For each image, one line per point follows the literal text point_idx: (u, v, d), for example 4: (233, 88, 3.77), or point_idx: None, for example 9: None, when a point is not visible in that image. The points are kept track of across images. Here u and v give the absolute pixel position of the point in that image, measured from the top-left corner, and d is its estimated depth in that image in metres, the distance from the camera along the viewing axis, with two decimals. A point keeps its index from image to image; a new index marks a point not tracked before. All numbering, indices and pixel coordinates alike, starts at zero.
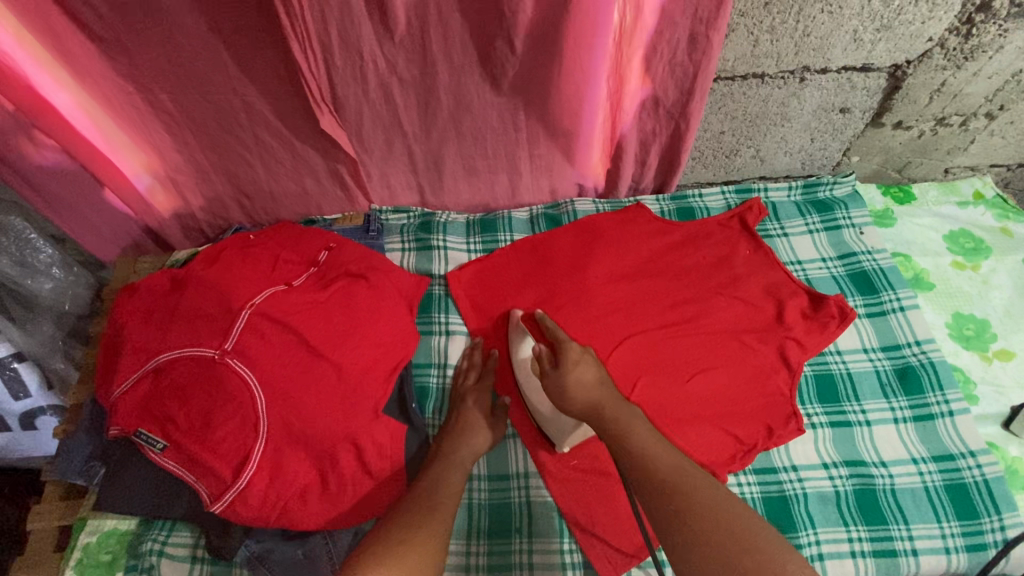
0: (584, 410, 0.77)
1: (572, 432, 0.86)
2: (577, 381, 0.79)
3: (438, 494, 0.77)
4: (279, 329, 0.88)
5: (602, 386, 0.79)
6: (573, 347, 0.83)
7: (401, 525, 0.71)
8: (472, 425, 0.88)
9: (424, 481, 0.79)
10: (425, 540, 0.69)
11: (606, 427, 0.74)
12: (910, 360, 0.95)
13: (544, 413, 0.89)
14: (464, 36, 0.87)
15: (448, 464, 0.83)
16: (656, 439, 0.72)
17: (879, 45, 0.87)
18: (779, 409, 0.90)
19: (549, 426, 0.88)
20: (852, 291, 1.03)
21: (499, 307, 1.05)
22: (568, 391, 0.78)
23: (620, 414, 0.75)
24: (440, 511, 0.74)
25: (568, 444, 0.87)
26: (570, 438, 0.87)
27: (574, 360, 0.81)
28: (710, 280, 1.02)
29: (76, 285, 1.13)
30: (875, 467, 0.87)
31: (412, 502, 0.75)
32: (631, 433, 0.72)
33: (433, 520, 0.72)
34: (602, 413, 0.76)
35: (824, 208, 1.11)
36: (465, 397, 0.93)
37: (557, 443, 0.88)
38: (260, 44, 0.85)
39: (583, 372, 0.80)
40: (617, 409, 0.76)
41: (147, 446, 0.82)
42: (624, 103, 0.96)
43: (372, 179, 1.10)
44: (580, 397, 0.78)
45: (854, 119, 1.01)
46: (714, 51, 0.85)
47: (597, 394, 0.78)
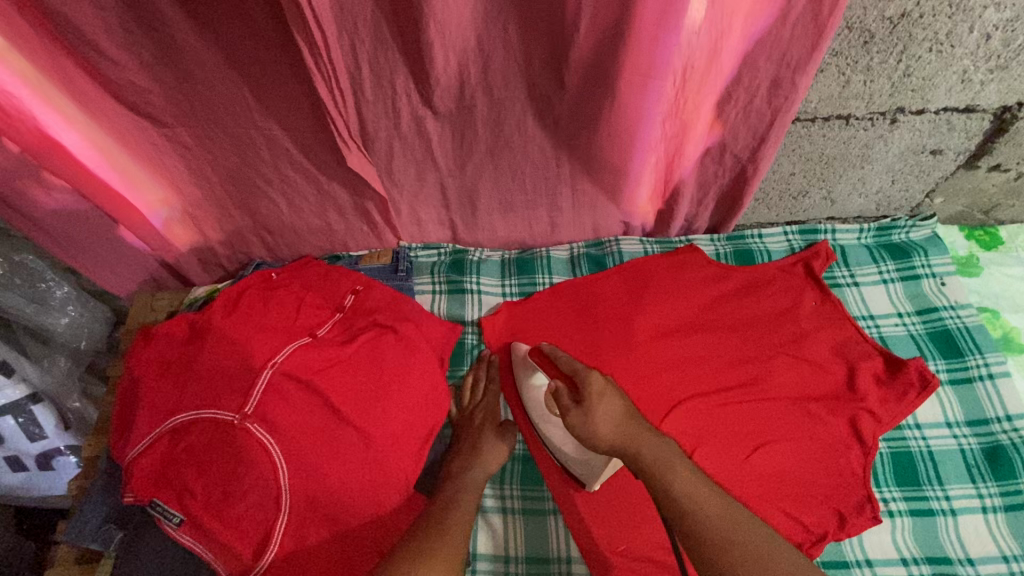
0: (616, 449, 0.67)
1: (603, 471, 0.78)
2: (604, 415, 0.68)
3: (447, 521, 0.72)
4: (302, 389, 0.82)
5: (633, 421, 0.68)
6: (594, 377, 0.72)
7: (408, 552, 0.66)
8: (483, 446, 0.85)
9: (435, 504, 0.75)
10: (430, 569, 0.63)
11: (642, 467, 0.64)
12: (1000, 438, 0.85)
13: (569, 453, 0.81)
14: (508, 68, 0.78)
15: (459, 490, 0.79)
16: (699, 480, 0.63)
17: (990, 86, 0.76)
18: (851, 493, 0.81)
19: (578, 467, 0.81)
20: (933, 354, 0.92)
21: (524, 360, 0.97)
22: (595, 430, 0.68)
23: (656, 452, 0.65)
24: (450, 534, 0.70)
25: (600, 481, 0.80)
26: (601, 476, 0.79)
27: (597, 393, 0.70)
28: (773, 337, 0.92)
29: (94, 321, 1.09)
30: (961, 565, 0.78)
31: (422, 527, 0.70)
32: (670, 473, 0.63)
33: (440, 546, 0.67)
34: (638, 451, 0.65)
35: (899, 254, 1.00)
36: (474, 416, 0.90)
37: (588, 483, 0.80)
38: (282, 79, 0.77)
39: (609, 406, 0.69)
40: (653, 444, 0.66)
41: (162, 519, 0.75)
42: (686, 150, 0.86)
43: (401, 215, 1.02)
44: (609, 432, 0.67)
45: (945, 161, 0.90)
46: (798, 95, 0.76)
47: (629, 428, 0.67)
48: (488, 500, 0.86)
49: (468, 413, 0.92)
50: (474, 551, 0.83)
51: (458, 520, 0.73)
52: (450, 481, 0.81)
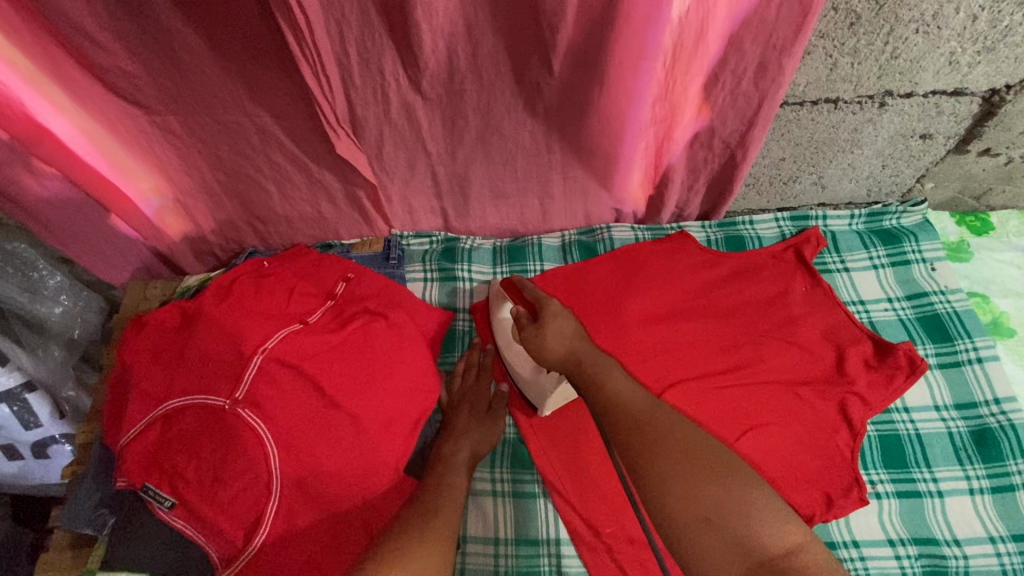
0: (561, 359, 0.73)
1: (553, 395, 0.84)
2: (554, 330, 0.76)
3: (437, 508, 0.71)
4: (294, 375, 0.82)
5: (579, 337, 0.75)
6: (551, 303, 0.80)
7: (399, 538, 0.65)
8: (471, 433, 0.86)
9: (426, 489, 0.75)
10: (422, 553, 0.63)
11: (579, 373, 0.70)
12: (988, 421, 0.86)
13: (524, 376, 0.88)
14: (496, 53, 0.78)
15: (449, 475, 0.78)
16: (628, 382, 0.69)
17: (978, 68, 0.76)
18: (839, 476, 0.82)
19: (530, 390, 0.87)
20: (922, 338, 0.93)
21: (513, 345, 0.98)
22: (543, 342, 0.75)
23: (593, 360, 0.71)
24: (442, 517, 0.70)
25: (550, 407, 0.86)
26: (550, 401, 0.85)
27: (553, 313, 0.78)
28: (763, 322, 0.93)
29: (87, 310, 1.09)
30: (947, 546, 0.78)
31: (414, 512, 0.70)
32: (605, 374, 0.69)
33: (434, 530, 0.67)
34: (579, 360, 0.72)
35: (890, 240, 1.00)
36: (463, 402, 0.90)
37: (538, 408, 0.86)
38: (271, 66, 0.77)
39: (561, 323, 0.77)
40: (591, 355, 0.72)
41: (154, 503, 0.76)
42: (674, 135, 0.87)
43: (392, 203, 1.02)
44: (557, 344, 0.74)
45: (934, 145, 0.90)
46: (785, 78, 0.76)
47: (575, 342, 0.74)
48: (478, 484, 0.87)
49: (457, 400, 0.91)
50: (465, 534, 0.83)
51: (448, 507, 0.72)
52: (438, 467, 0.80)
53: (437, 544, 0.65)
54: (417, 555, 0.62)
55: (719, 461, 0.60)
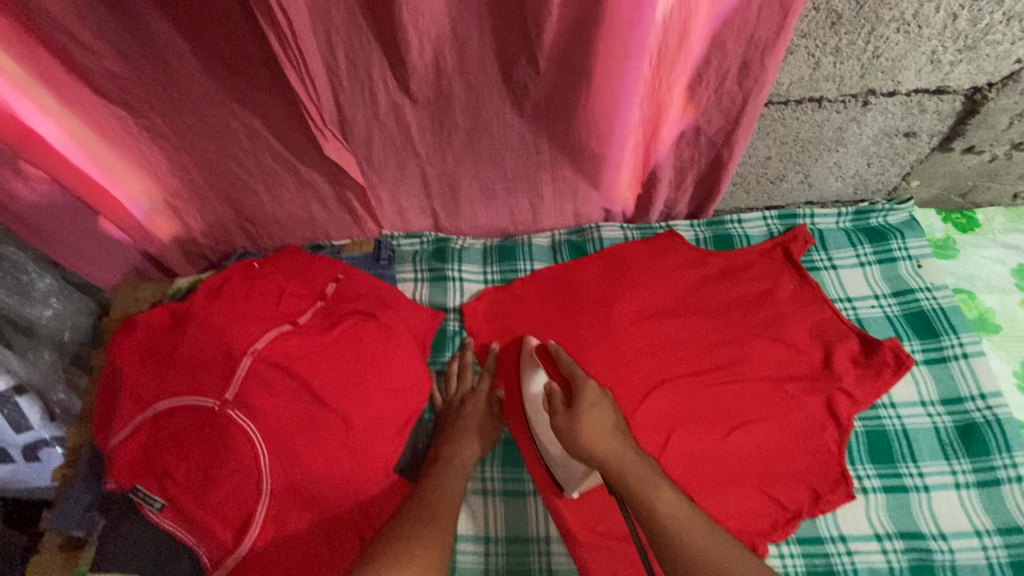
0: (599, 458, 0.70)
1: (584, 479, 0.80)
2: (591, 425, 0.72)
3: (435, 505, 0.73)
4: (283, 376, 0.83)
5: (620, 436, 0.71)
6: (589, 387, 0.76)
7: (396, 535, 0.67)
8: (469, 435, 0.86)
9: (422, 488, 0.76)
10: (417, 551, 0.64)
11: (623, 482, 0.67)
12: (974, 417, 0.86)
13: (555, 454, 0.83)
14: (483, 54, 0.78)
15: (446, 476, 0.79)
16: (680, 502, 0.65)
17: (960, 67, 0.77)
18: (826, 471, 0.82)
19: (558, 468, 0.83)
20: (909, 335, 0.93)
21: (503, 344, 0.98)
22: (579, 435, 0.71)
23: (639, 470, 0.68)
24: (439, 516, 0.71)
25: (579, 489, 0.82)
26: (582, 484, 0.81)
27: (589, 402, 0.74)
28: (750, 320, 0.93)
29: (77, 313, 1.07)
30: (933, 541, 0.79)
31: (413, 511, 0.71)
32: (654, 492, 0.65)
33: (431, 530, 0.68)
34: (621, 469, 0.68)
35: (877, 237, 1.01)
36: (463, 405, 0.90)
37: (567, 488, 0.82)
38: (259, 68, 0.78)
39: (599, 416, 0.73)
40: (634, 461, 0.69)
41: (144, 504, 0.76)
42: (661, 133, 0.87)
43: (382, 203, 1.02)
44: (595, 441, 0.70)
45: (919, 144, 0.91)
46: (768, 77, 0.77)
47: (616, 441, 0.70)
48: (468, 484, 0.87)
49: (456, 404, 0.91)
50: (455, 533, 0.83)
51: (444, 505, 0.73)
52: (437, 464, 0.82)
53: (434, 543, 0.66)
54: (415, 553, 0.64)
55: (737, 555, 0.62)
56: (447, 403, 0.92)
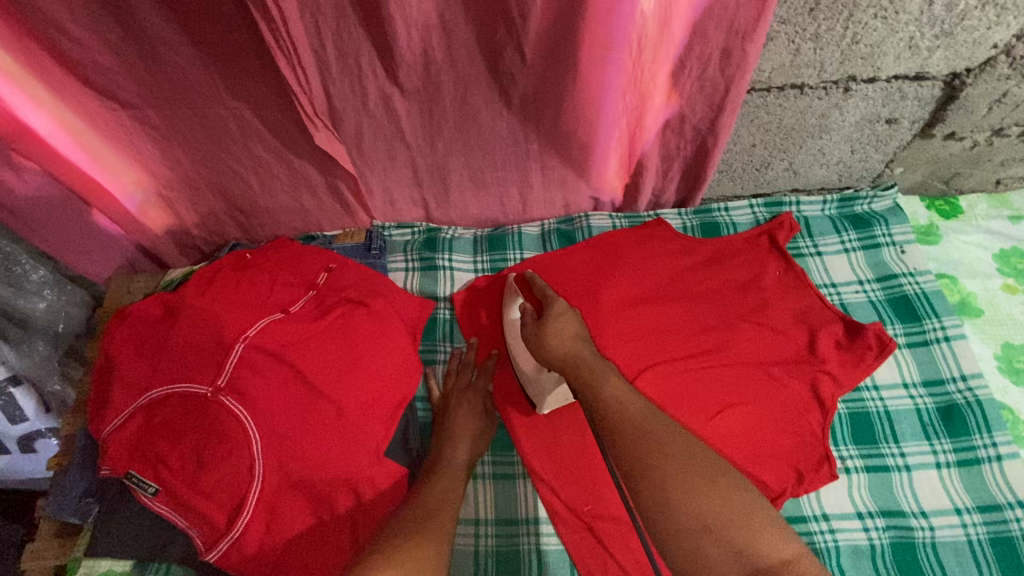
0: (557, 355, 0.70)
1: (552, 393, 0.86)
2: (555, 330, 0.72)
3: (437, 504, 0.71)
4: (276, 363, 0.84)
5: (580, 339, 0.71)
6: (559, 302, 0.76)
7: (403, 530, 0.65)
8: (463, 436, 0.85)
9: (416, 494, 0.74)
10: (426, 542, 0.62)
11: (578, 378, 0.66)
12: (955, 398, 0.88)
13: (528, 373, 0.88)
14: (470, 43, 0.79)
15: (440, 479, 0.77)
16: (628, 392, 0.64)
17: (938, 53, 0.79)
18: (810, 452, 0.84)
19: (530, 386, 0.88)
20: (892, 319, 0.95)
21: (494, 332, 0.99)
22: (544, 340, 0.72)
23: (591, 363, 0.67)
24: (440, 516, 0.68)
25: (549, 405, 0.87)
26: (551, 400, 0.86)
27: (558, 312, 0.74)
28: (736, 306, 0.95)
29: (71, 304, 1.09)
30: (914, 518, 0.81)
31: (406, 514, 0.68)
32: (602, 383, 0.64)
33: (430, 528, 0.65)
34: (577, 365, 0.67)
35: (861, 224, 1.02)
36: (456, 405, 0.89)
37: (538, 405, 0.87)
38: (248, 59, 0.79)
39: (565, 324, 0.73)
40: (589, 356, 0.68)
41: (138, 489, 0.78)
42: (646, 121, 0.88)
43: (373, 194, 1.04)
44: (556, 343, 0.71)
45: (900, 130, 0.92)
46: (750, 64, 0.78)
47: (576, 344, 0.70)
48: None
49: (451, 395, 0.91)
50: None
51: (447, 505, 0.71)
52: (433, 469, 0.80)
53: (440, 537, 0.64)
54: (414, 546, 0.61)
55: (708, 460, 0.58)
56: (442, 397, 0.93)
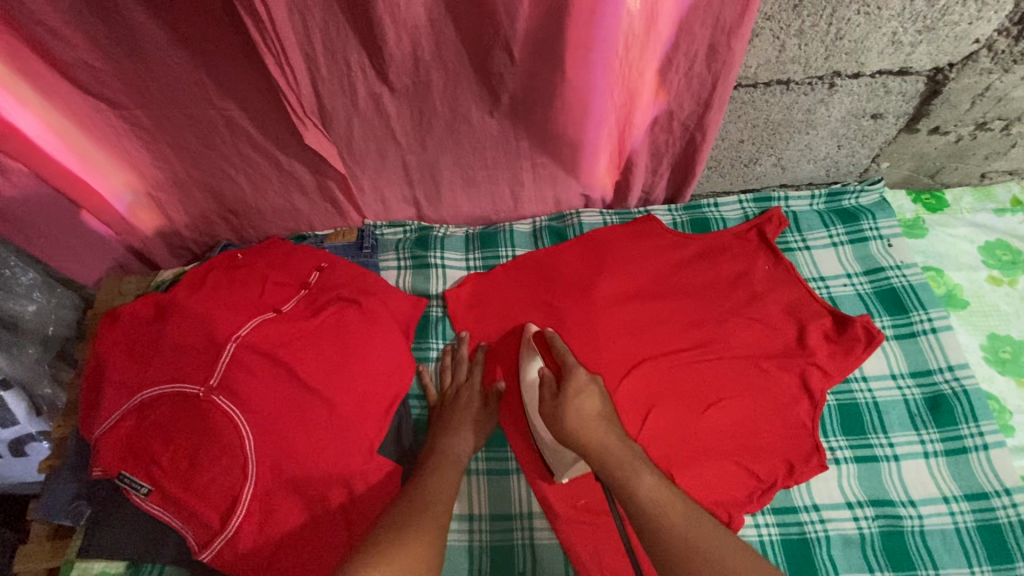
0: (582, 443, 0.72)
1: (572, 465, 0.81)
2: (576, 413, 0.73)
3: (433, 501, 0.72)
4: (268, 361, 0.84)
5: (605, 422, 0.73)
6: (577, 375, 0.77)
7: (390, 531, 0.66)
8: (465, 424, 0.86)
9: (415, 482, 0.76)
10: (410, 548, 0.63)
11: (609, 473, 0.68)
12: (941, 388, 0.89)
13: (547, 442, 0.83)
14: (459, 42, 0.79)
15: (438, 468, 0.79)
16: (666, 488, 0.67)
17: (920, 48, 0.80)
18: (800, 443, 0.85)
19: (549, 454, 0.83)
20: (880, 311, 0.96)
21: (487, 328, 1.00)
22: (564, 422, 0.73)
23: (620, 456, 0.69)
24: (433, 509, 0.70)
25: (568, 475, 0.83)
26: (571, 471, 0.82)
27: (576, 390, 0.76)
28: (726, 300, 0.95)
29: (61, 307, 1.09)
30: (903, 507, 0.82)
31: (400, 506, 0.70)
32: (637, 480, 0.67)
33: (420, 522, 0.67)
34: (606, 457, 0.69)
35: (848, 218, 1.03)
36: (461, 393, 0.90)
37: (556, 475, 0.83)
38: (236, 59, 0.79)
39: (584, 403, 0.74)
40: (619, 450, 0.70)
41: (130, 490, 0.77)
42: (635, 118, 0.89)
43: (364, 192, 1.04)
44: (578, 429, 0.72)
45: (886, 125, 0.93)
46: (736, 59, 0.79)
47: (600, 429, 0.72)
48: None
49: (450, 396, 0.91)
50: None
51: (437, 500, 0.72)
52: (432, 456, 0.81)
53: (426, 541, 0.65)
54: (404, 546, 0.63)
55: (760, 570, 0.59)
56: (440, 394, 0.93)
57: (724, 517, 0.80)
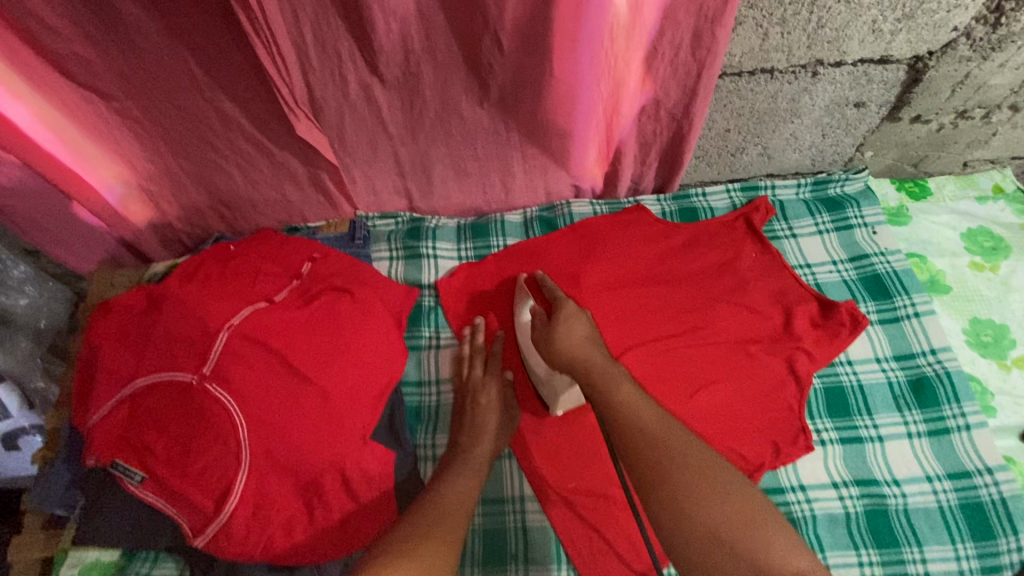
0: (570, 357, 0.72)
1: (563, 395, 0.86)
2: (564, 332, 0.75)
3: (454, 506, 0.68)
4: (260, 350, 0.83)
5: (590, 340, 0.74)
6: (568, 304, 0.80)
7: (411, 529, 0.62)
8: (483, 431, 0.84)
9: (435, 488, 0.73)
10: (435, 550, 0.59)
11: (589, 381, 0.68)
12: (924, 370, 0.91)
13: (540, 374, 0.88)
14: (448, 33, 0.80)
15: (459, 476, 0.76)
16: (639, 394, 0.66)
17: (900, 36, 0.82)
18: (786, 425, 0.86)
19: (543, 387, 0.89)
20: (864, 297, 0.98)
21: (479, 317, 1.01)
22: (554, 340, 0.75)
23: (602, 367, 0.69)
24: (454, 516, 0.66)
25: (562, 407, 0.87)
26: (563, 402, 0.87)
27: (567, 315, 0.78)
28: (714, 287, 0.97)
29: (52, 300, 1.10)
30: (887, 486, 0.83)
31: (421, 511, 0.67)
32: (613, 384, 0.67)
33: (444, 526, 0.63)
34: (588, 366, 0.70)
35: (834, 206, 1.05)
36: (478, 397, 0.88)
37: (551, 407, 0.88)
38: (227, 50, 0.79)
39: (573, 325, 0.76)
40: (601, 362, 0.70)
41: (124, 478, 0.77)
42: (623, 108, 0.90)
43: (356, 184, 1.05)
44: (565, 346, 0.73)
45: (869, 113, 0.95)
46: (720, 48, 0.80)
47: (586, 346, 0.73)
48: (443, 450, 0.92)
49: (468, 403, 0.89)
50: None
51: (457, 506, 0.68)
52: (453, 467, 0.78)
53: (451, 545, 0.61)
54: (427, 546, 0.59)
55: (724, 473, 0.59)
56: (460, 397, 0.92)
57: None
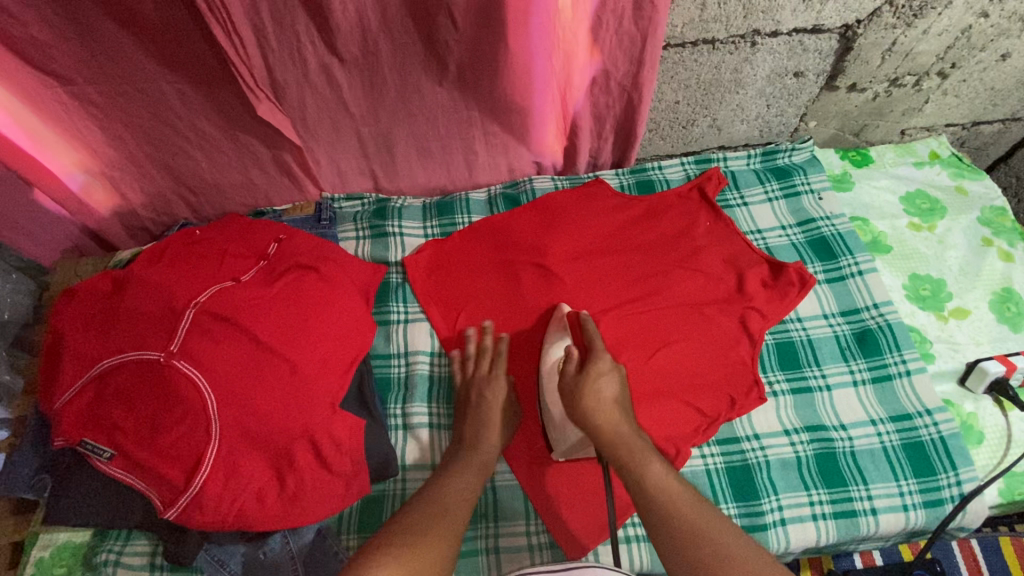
0: (594, 422, 0.74)
1: (573, 446, 0.83)
2: (593, 394, 0.76)
3: (449, 499, 0.71)
4: (226, 326, 0.83)
5: (619, 409, 0.76)
6: (601, 360, 0.80)
7: (406, 525, 0.65)
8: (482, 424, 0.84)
9: (429, 481, 0.75)
10: (427, 544, 0.63)
11: (614, 453, 0.72)
12: (868, 323, 0.96)
13: (554, 417, 0.85)
14: (403, 12, 0.83)
15: (456, 471, 0.77)
16: (669, 474, 0.68)
17: (829, 5, 0.87)
18: (741, 379, 0.91)
19: (553, 433, 0.85)
20: (811, 258, 1.03)
21: (447, 291, 1.03)
22: (580, 400, 0.76)
23: (630, 443, 0.72)
24: (448, 512, 0.68)
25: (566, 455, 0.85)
26: (569, 450, 0.84)
27: (598, 372, 0.78)
28: (670, 253, 1.01)
29: (16, 291, 1.03)
30: (835, 431, 0.88)
31: (416, 505, 0.69)
32: (643, 463, 0.69)
33: (439, 522, 0.66)
34: (617, 437, 0.73)
35: (782, 174, 1.10)
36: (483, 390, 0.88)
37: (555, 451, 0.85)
38: (186, 32, 0.81)
39: (605, 386, 0.77)
40: (629, 435, 0.73)
41: (93, 455, 0.78)
42: (574, 79, 0.94)
43: (320, 165, 1.06)
44: (595, 410, 0.75)
45: (808, 83, 1.01)
46: (660, 17, 0.84)
47: (616, 417, 0.75)
48: (416, 418, 0.94)
49: (462, 396, 0.90)
50: (404, 462, 0.91)
51: (457, 499, 0.71)
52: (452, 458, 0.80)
53: (442, 541, 0.64)
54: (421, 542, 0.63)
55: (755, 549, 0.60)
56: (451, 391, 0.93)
57: (671, 450, 0.85)
